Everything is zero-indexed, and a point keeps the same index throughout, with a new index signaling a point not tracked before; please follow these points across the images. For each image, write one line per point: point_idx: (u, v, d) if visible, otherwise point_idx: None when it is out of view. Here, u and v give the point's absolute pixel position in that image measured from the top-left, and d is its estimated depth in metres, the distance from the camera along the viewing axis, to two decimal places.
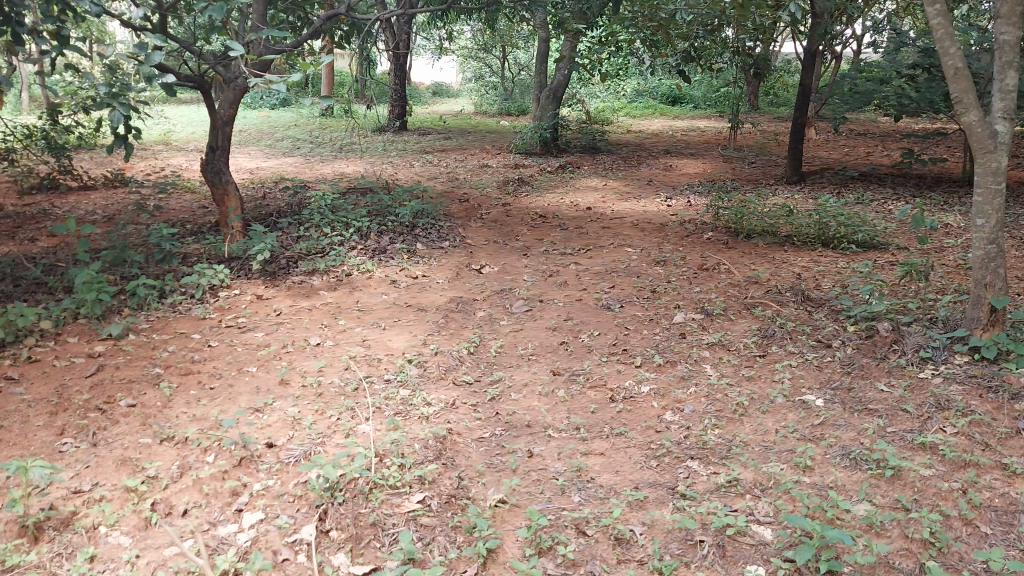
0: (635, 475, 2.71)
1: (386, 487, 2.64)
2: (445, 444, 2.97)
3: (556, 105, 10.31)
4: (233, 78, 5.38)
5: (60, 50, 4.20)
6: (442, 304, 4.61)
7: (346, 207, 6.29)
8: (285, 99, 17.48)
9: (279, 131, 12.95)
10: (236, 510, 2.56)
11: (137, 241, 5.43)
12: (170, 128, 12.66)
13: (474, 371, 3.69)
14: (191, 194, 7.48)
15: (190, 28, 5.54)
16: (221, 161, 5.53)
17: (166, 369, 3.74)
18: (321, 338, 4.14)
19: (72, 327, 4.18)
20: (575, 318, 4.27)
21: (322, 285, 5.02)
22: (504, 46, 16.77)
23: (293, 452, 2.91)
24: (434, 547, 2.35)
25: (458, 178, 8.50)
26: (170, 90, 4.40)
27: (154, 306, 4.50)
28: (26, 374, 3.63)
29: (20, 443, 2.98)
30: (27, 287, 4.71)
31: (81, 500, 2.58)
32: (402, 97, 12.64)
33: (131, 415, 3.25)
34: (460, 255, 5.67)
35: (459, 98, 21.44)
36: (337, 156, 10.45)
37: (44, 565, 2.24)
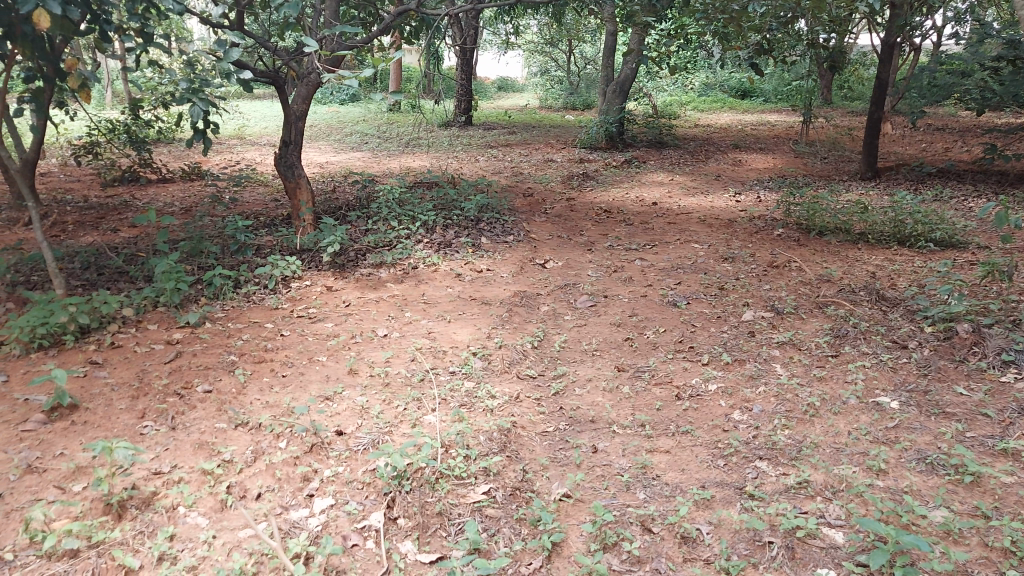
0: (701, 474, 2.69)
1: (452, 477, 2.68)
2: (509, 437, 2.99)
3: (623, 99, 10.24)
4: (307, 74, 5.47)
5: (145, 47, 4.33)
6: (507, 298, 4.64)
7: (413, 201, 6.36)
8: (354, 94, 17.78)
9: (348, 127, 13.20)
10: (308, 495, 2.63)
11: (213, 233, 5.61)
12: (244, 123, 13.02)
13: (538, 365, 3.70)
14: (263, 188, 7.68)
15: (263, 25, 5.65)
16: (293, 156, 5.65)
17: (240, 357, 3.85)
18: (388, 330, 4.20)
19: (152, 315, 4.34)
20: (640, 314, 4.24)
21: (389, 277, 5.10)
22: (571, 41, 16.77)
23: (361, 440, 2.98)
24: (499, 539, 2.38)
25: (523, 172, 8.52)
26: (247, 86, 4.50)
27: (229, 296, 4.64)
28: (109, 359, 3.79)
29: (104, 425, 3.11)
30: (110, 275, 4.91)
31: (161, 481, 2.68)
32: (468, 92, 12.72)
33: (208, 400, 3.36)
34: (524, 249, 5.69)
35: (525, 93, 21.51)
36: (404, 150, 10.59)
37: (127, 542, 2.33)
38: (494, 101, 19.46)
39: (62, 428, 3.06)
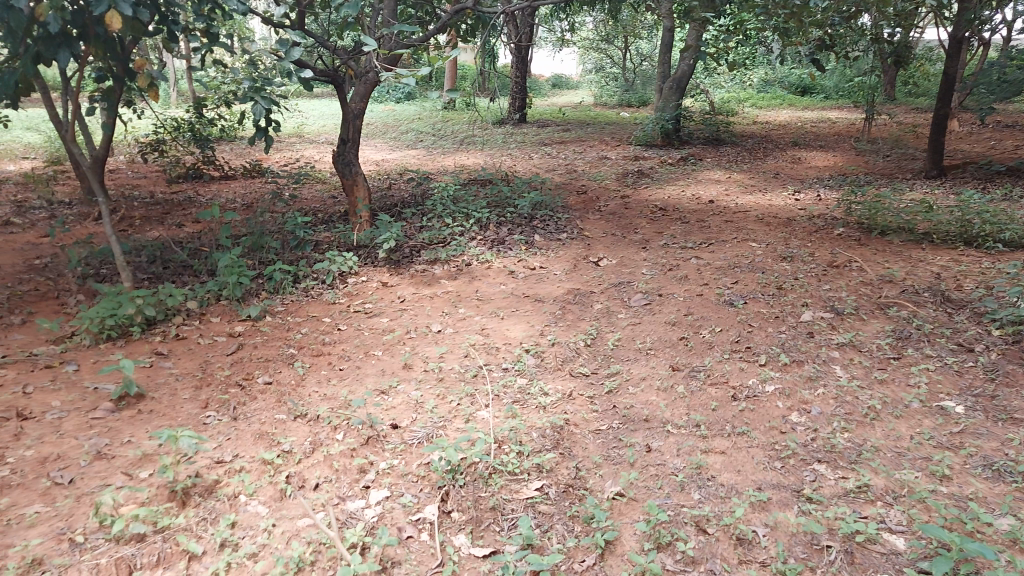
0: (757, 476, 2.65)
1: (505, 472, 2.70)
2: (562, 435, 2.98)
3: (680, 96, 10.14)
4: (364, 73, 5.54)
5: (210, 47, 4.44)
6: (560, 296, 4.64)
7: (467, 199, 6.40)
8: (410, 92, 17.95)
9: (404, 125, 13.32)
10: (364, 487, 2.68)
11: (273, 229, 5.73)
12: (303, 121, 13.24)
13: (591, 363, 3.69)
14: (321, 185, 7.81)
15: (323, 25, 5.75)
16: (351, 154, 5.73)
17: (299, 350, 3.93)
18: (442, 325, 4.24)
19: (215, 308, 4.46)
20: (695, 313, 4.20)
21: (443, 274, 5.14)
22: (627, 38, 16.65)
23: (416, 434, 3.02)
24: (552, 535, 2.38)
25: (576, 170, 8.50)
26: (307, 85, 4.58)
27: (288, 291, 4.74)
28: (174, 350, 3.90)
29: (169, 414, 3.21)
30: (175, 269, 5.06)
31: (223, 470, 2.75)
32: (523, 90, 12.72)
33: (268, 392, 3.44)
34: (578, 246, 5.67)
35: (580, 90, 21.43)
36: (458, 148, 10.66)
37: (191, 529, 2.40)
38: (549, 98, 19.45)
39: (130, 416, 3.17)
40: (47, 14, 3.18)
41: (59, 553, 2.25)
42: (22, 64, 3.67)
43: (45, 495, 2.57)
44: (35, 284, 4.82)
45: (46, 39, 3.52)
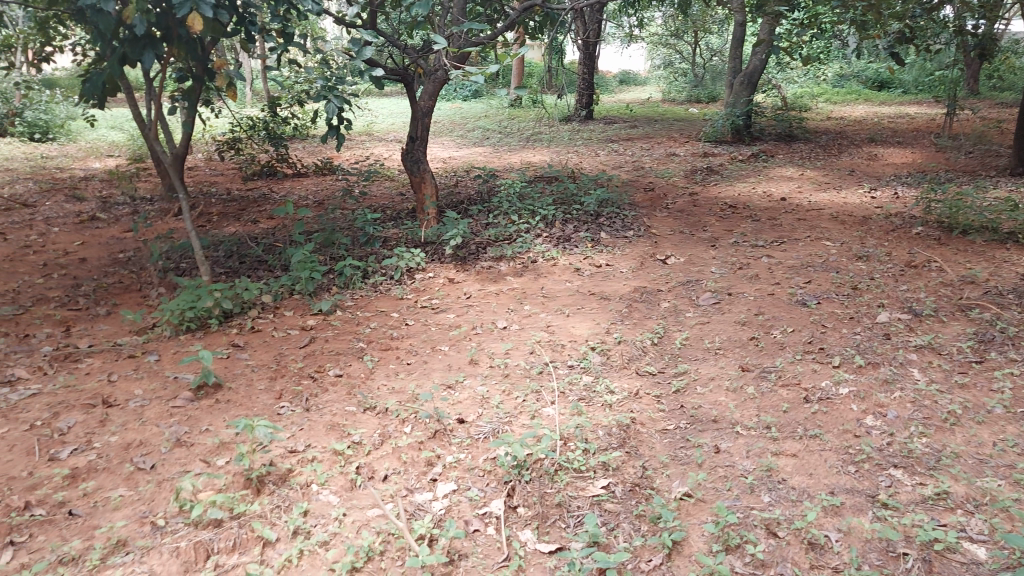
0: (830, 480, 2.59)
1: (571, 469, 2.70)
2: (629, 433, 2.97)
3: (751, 91, 9.91)
4: (434, 71, 5.60)
5: (285, 47, 4.55)
6: (627, 293, 4.61)
7: (533, 196, 6.40)
8: (477, 90, 18.07)
9: (472, 122, 13.42)
10: (431, 479, 2.72)
11: (344, 226, 5.85)
12: (373, 119, 13.46)
13: (658, 362, 3.66)
14: (390, 182, 7.92)
15: (394, 24, 5.82)
16: (420, 151, 5.80)
17: (368, 344, 4.01)
18: (508, 322, 4.26)
19: (288, 302, 4.58)
20: (766, 313, 4.12)
21: (509, 271, 5.16)
22: (697, 33, 16.42)
23: (482, 428, 3.04)
24: (619, 533, 2.38)
25: (644, 167, 8.43)
26: (379, 83, 4.65)
27: (358, 286, 4.83)
28: (250, 342, 4.02)
29: (245, 404, 3.31)
30: (250, 264, 5.21)
31: (296, 459, 2.83)
32: (590, 86, 12.67)
33: (339, 384, 3.52)
34: (645, 244, 5.62)
35: (648, 87, 21.23)
36: (524, 145, 10.68)
37: (266, 515, 2.47)
38: (616, 94, 19.33)
39: (208, 406, 3.28)
40: (134, 16, 3.30)
41: (142, 536, 2.35)
42: (109, 65, 3.82)
43: (129, 479, 2.68)
44: (119, 277, 5.03)
45: (132, 41, 3.66)
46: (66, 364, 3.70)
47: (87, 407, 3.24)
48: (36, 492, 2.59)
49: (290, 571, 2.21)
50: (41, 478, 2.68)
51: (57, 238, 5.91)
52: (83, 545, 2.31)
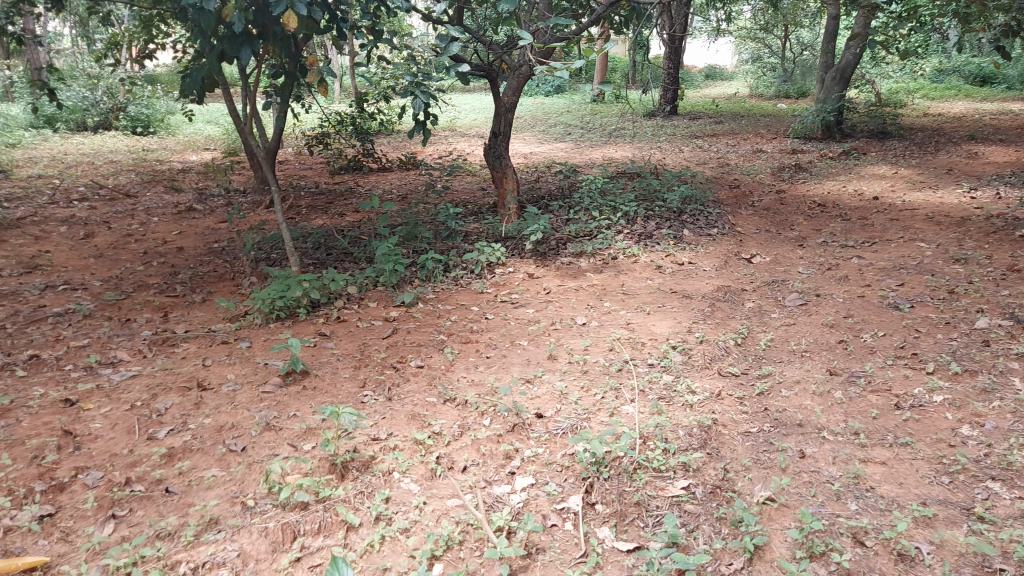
0: (922, 490, 2.50)
1: (650, 469, 2.68)
2: (710, 434, 2.92)
3: (844, 86, 9.57)
4: (518, 67, 5.61)
5: (375, 44, 4.63)
6: (709, 293, 4.53)
7: (615, 191, 6.36)
8: (560, 85, 18.11)
9: (553, 118, 13.40)
10: (509, 473, 2.74)
11: (427, 220, 5.94)
12: (456, 115, 13.60)
13: (742, 363, 3.60)
14: (472, 177, 8.00)
15: (479, 20, 5.86)
16: (502, 147, 5.84)
17: (449, 337, 4.06)
18: (587, 318, 4.25)
19: (372, 293, 4.68)
20: (856, 316, 4.00)
21: (589, 267, 5.15)
22: (787, 26, 16.00)
23: (560, 424, 3.05)
24: (698, 535, 2.34)
25: (729, 163, 8.28)
26: (465, 78, 4.69)
27: (440, 279, 4.90)
28: (335, 332, 4.13)
29: (330, 391, 3.41)
30: (337, 256, 5.35)
31: (378, 447, 2.90)
32: (675, 81, 12.51)
33: (420, 375, 3.59)
34: (729, 243, 5.52)
35: (735, 81, 20.80)
36: (607, 141, 10.62)
37: (349, 500, 2.54)
38: (702, 90, 19.05)
39: (296, 392, 3.39)
40: (234, 13, 3.43)
41: (232, 515, 2.45)
42: (208, 62, 3.97)
43: (222, 460, 2.80)
44: (214, 266, 5.22)
45: (231, 38, 3.80)
46: (164, 348, 3.88)
47: (183, 390, 3.38)
48: (136, 469, 2.73)
49: (372, 555, 2.27)
50: (141, 456, 2.82)
51: (156, 228, 6.18)
52: (179, 521, 2.42)
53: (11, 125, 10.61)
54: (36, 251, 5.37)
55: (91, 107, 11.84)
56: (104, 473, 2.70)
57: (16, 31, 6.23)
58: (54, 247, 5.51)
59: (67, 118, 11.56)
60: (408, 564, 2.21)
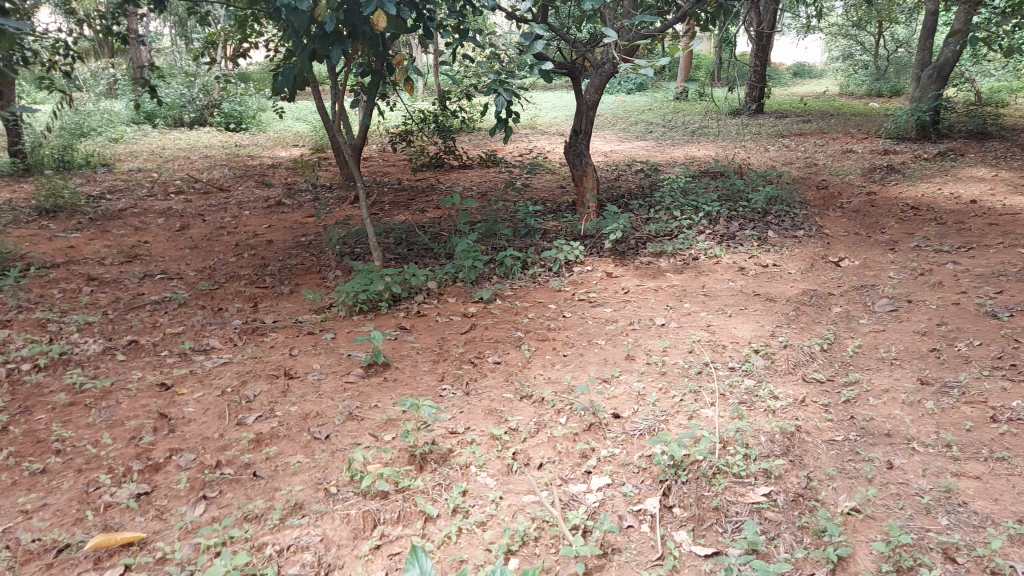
0: (1018, 508, 2.39)
1: (729, 474, 2.63)
2: (793, 441, 2.85)
3: (941, 85, 9.19)
4: (601, 65, 5.57)
5: (460, 43, 4.67)
6: (794, 296, 4.43)
7: (697, 191, 6.27)
8: (642, 83, 17.97)
9: (635, 116, 13.30)
10: (585, 472, 2.74)
11: (507, 217, 5.98)
12: (538, 113, 13.63)
13: (827, 369, 3.50)
14: (552, 175, 8.01)
15: (563, 18, 5.84)
16: (583, 146, 5.82)
17: (526, 334, 4.08)
18: (667, 319, 4.21)
19: (451, 289, 4.75)
20: (950, 324, 3.85)
21: (669, 267, 5.09)
22: (880, 23, 15.46)
23: (638, 425, 3.03)
24: (780, 543, 2.29)
25: (817, 163, 8.06)
26: (549, 77, 4.69)
27: (518, 277, 4.93)
28: (416, 326, 4.21)
29: (410, 383, 3.48)
30: (418, 251, 5.44)
31: (456, 440, 2.94)
32: (762, 78, 12.26)
33: (497, 371, 3.62)
34: (815, 245, 5.38)
35: (825, 79, 20.23)
36: (689, 140, 10.47)
37: (428, 491, 2.59)
38: (789, 88, 18.59)
39: (377, 383, 3.46)
40: (325, 13, 3.52)
41: (316, 501, 2.53)
42: (300, 61, 4.08)
43: (306, 447, 2.89)
44: (301, 259, 5.38)
45: (322, 38, 3.90)
46: (253, 337, 4.01)
47: (271, 377, 3.50)
48: (226, 453, 2.84)
49: (450, 547, 2.30)
50: (230, 440, 2.93)
51: (248, 221, 6.39)
52: (265, 505, 2.51)
53: (114, 121, 11.16)
54: (136, 241, 5.63)
55: (187, 104, 12.35)
56: (196, 456, 2.82)
57: (121, 31, 6.52)
58: (153, 238, 5.76)
59: (165, 115, 12.08)
60: (484, 558, 2.24)
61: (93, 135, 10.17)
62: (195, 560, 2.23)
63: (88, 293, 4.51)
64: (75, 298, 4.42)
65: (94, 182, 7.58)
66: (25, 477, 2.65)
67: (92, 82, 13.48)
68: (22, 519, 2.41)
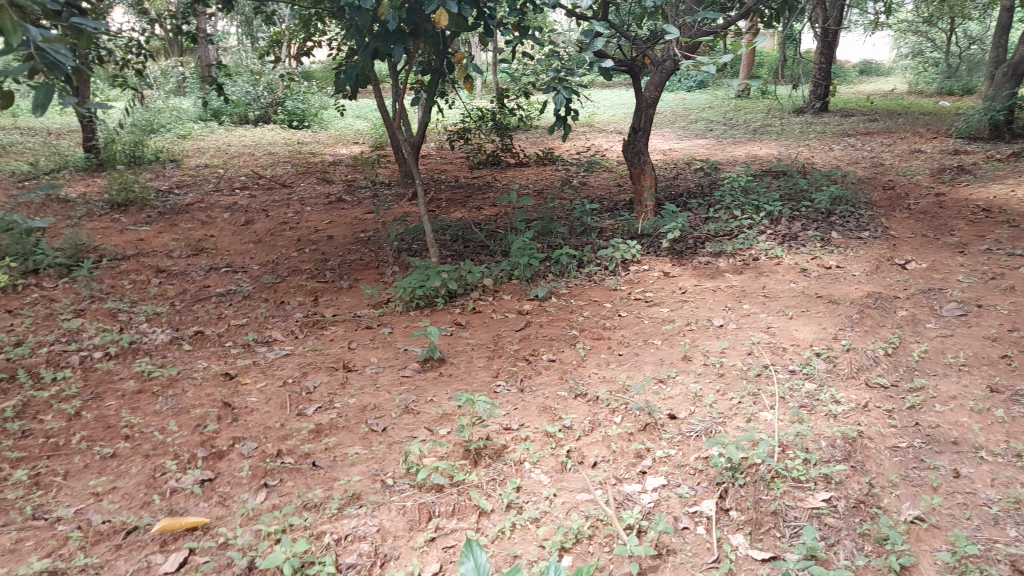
0: None
1: (789, 478, 2.59)
2: (855, 447, 2.79)
3: (1016, 83, 8.85)
4: (662, 62, 5.51)
5: (521, 41, 4.68)
6: (858, 298, 4.32)
7: (759, 190, 6.18)
8: (703, 81, 17.74)
9: (695, 114, 13.15)
10: (640, 472, 2.72)
11: (563, 215, 5.97)
12: (596, 111, 13.57)
13: (891, 374, 3.41)
14: (609, 173, 7.98)
15: (624, 14, 5.80)
16: (642, 143, 5.78)
17: (581, 332, 4.07)
18: (725, 320, 4.15)
19: (507, 286, 4.77)
20: (1022, 330, 3.71)
21: (728, 267, 5.02)
22: (953, 19, 14.93)
23: (694, 426, 3.00)
24: (840, 550, 2.25)
25: (883, 163, 7.85)
26: (609, 74, 4.67)
27: (574, 275, 4.92)
28: (471, 322, 4.24)
29: (465, 379, 3.51)
30: (474, 248, 5.47)
31: (511, 436, 2.96)
32: (827, 76, 11.99)
33: (552, 368, 3.62)
34: (881, 246, 5.24)
35: (893, 77, 19.68)
36: (751, 138, 10.30)
37: (482, 486, 2.61)
38: (854, 86, 18.13)
39: (432, 378, 3.50)
40: (388, 12, 3.56)
41: (373, 492, 2.57)
42: (363, 59, 4.15)
43: (364, 439, 2.93)
44: (360, 254, 5.45)
45: (385, 36, 3.96)
46: (313, 330, 4.09)
47: (330, 369, 3.57)
48: (286, 442, 2.90)
49: (504, 542, 2.32)
50: (291, 430, 3.00)
51: (309, 217, 6.52)
52: (324, 494, 2.56)
53: (182, 118, 11.49)
54: (203, 235, 5.79)
55: (253, 102, 12.63)
56: (258, 444, 2.89)
57: (191, 30, 6.70)
58: (219, 232, 5.92)
59: (231, 112, 12.39)
60: (538, 553, 2.25)
61: (163, 132, 10.49)
62: (256, 546, 2.28)
63: (157, 285, 4.65)
64: (145, 289, 4.57)
65: (163, 177, 7.81)
66: (96, 461, 2.76)
67: (162, 80, 13.90)
68: (93, 501, 2.51)
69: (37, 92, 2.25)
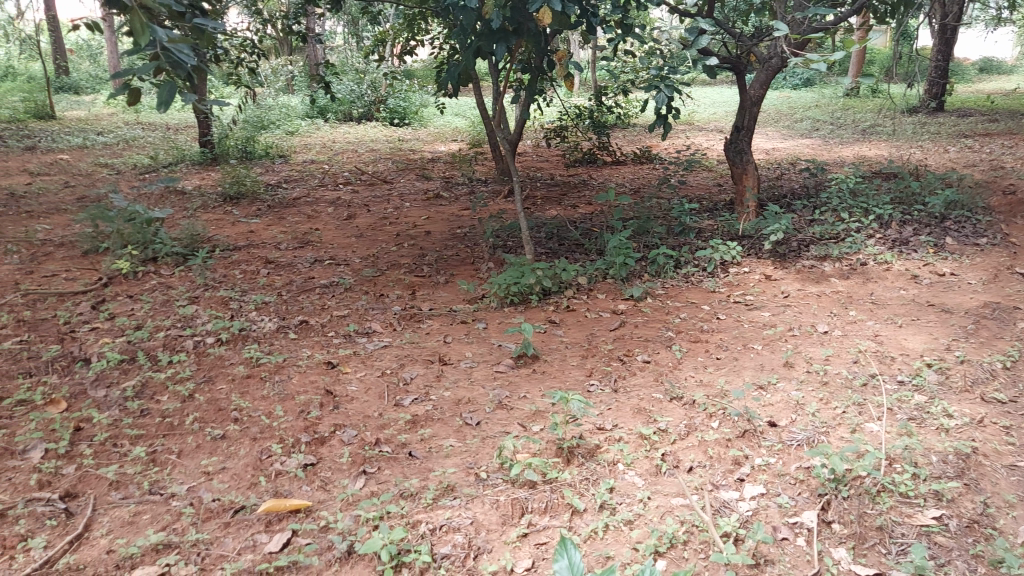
0: None
1: (895, 493, 2.49)
2: (968, 463, 2.66)
3: None
4: (768, 60, 5.35)
5: (623, 38, 4.63)
6: (974, 309, 4.11)
7: (868, 192, 5.95)
8: (809, 79, 17.18)
9: (800, 113, 12.76)
10: (738, 479, 2.67)
11: (661, 215, 5.91)
12: (696, 109, 13.34)
13: (1010, 390, 3.23)
14: (709, 172, 7.85)
15: (729, 11, 5.66)
16: (744, 142, 5.64)
17: (677, 334, 4.02)
18: (829, 327, 4.02)
19: (602, 285, 4.75)
20: None
21: (834, 271, 4.85)
22: None
23: (795, 435, 2.91)
24: (950, 571, 2.15)
25: (1005, 166, 7.42)
26: (713, 72, 4.57)
27: (670, 275, 4.86)
28: (565, 320, 4.25)
29: (559, 377, 3.52)
30: (569, 246, 5.47)
31: (604, 437, 2.95)
32: (944, 74, 11.43)
33: (647, 369, 3.59)
34: (1000, 254, 4.97)
35: (1016, 75, 18.61)
36: (859, 138, 9.91)
37: (575, 485, 2.61)
38: (973, 84, 17.22)
39: (526, 375, 3.52)
40: (493, 10, 3.59)
41: (467, 484, 2.61)
42: (465, 57, 4.19)
43: (459, 432, 2.98)
44: (457, 250, 5.53)
45: (488, 34, 3.99)
46: (411, 323, 4.17)
47: (426, 362, 3.63)
48: (384, 431, 2.97)
49: (596, 542, 2.32)
50: (389, 420, 3.07)
51: (408, 212, 6.65)
52: (420, 484, 2.61)
53: (291, 116, 11.91)
54: (308, 228, 5.98)
55: (356, 100, 12.97)
56: (357, 432, 2.97)
57: (300, 30, 6.92)
58: (323, 226, 6.11)
59: (336, 109, 12.74)
60: (631, 556, 2.23)
61: (272, 127, 10.89)
62: (355, 531, 2.35)
63: (265, 275, 4.84)
64: (254, 279, 4.76)
65: (272, 171, 8.12)
66: (207, 441, 2.89)
67: (273, 79, 14.42)
68: (204, 480, 2.64)
69: (161, 89, 2.35)
